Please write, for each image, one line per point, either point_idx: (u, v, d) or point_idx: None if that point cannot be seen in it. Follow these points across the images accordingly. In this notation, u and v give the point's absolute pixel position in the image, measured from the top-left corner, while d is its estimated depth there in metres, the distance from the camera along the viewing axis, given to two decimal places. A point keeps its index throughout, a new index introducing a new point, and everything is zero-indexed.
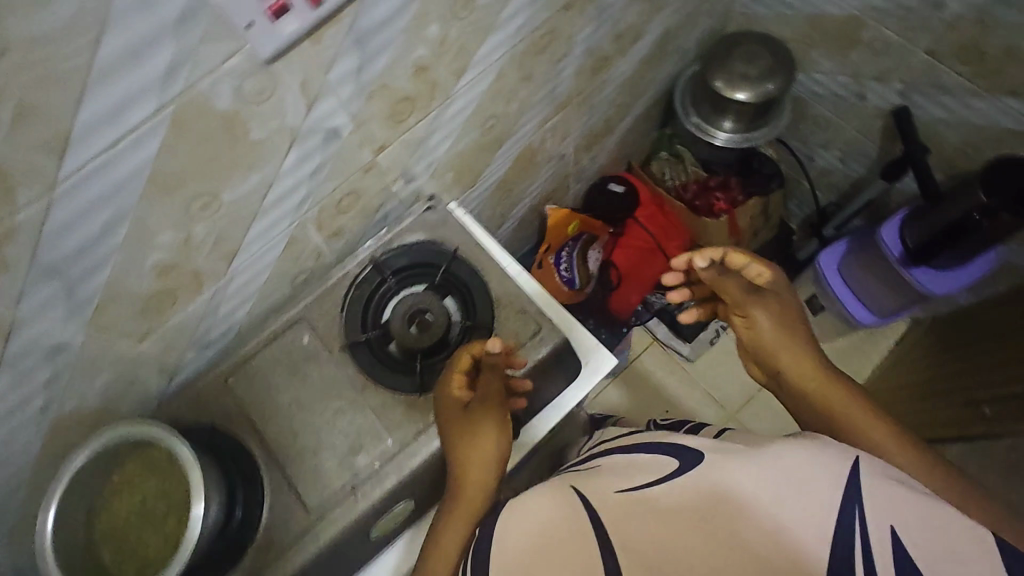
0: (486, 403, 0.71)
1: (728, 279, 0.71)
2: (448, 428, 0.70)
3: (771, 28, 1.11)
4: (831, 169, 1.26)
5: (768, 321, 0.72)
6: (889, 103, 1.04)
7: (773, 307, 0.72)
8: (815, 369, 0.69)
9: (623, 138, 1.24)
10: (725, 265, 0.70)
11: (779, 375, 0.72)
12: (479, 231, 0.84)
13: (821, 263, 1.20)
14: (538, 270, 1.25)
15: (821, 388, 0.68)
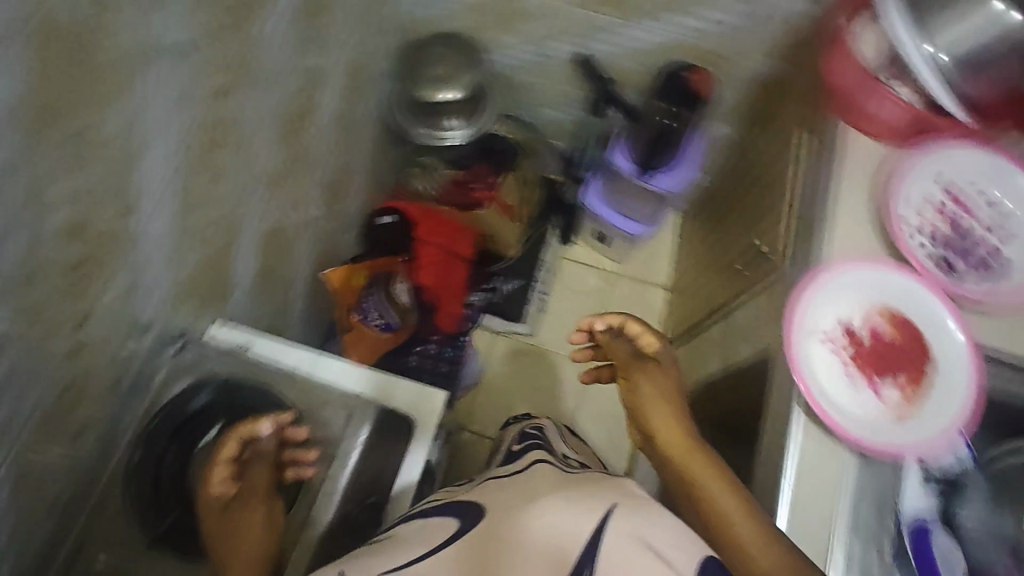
0: (251, 495, 0.67)
1: (618, 340, 0.76)
2: (206, 525, 0.65)
3: (443, 25, 1.17)
4: (558, 121, 1.37)
5: (647, 388, 0.72)
6: (566, 53, 1.15)
7: (650, 369, 0.74)
8: (678, 433, 0.67)
9: (367, 172, 1.23)
10: (620, 330, 0.76)
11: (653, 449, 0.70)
12: (254, 340, 0.82)
13: (588, 201, 1.34)
14: (349, 334, 1.22)
15: (681, 450, 0.66)
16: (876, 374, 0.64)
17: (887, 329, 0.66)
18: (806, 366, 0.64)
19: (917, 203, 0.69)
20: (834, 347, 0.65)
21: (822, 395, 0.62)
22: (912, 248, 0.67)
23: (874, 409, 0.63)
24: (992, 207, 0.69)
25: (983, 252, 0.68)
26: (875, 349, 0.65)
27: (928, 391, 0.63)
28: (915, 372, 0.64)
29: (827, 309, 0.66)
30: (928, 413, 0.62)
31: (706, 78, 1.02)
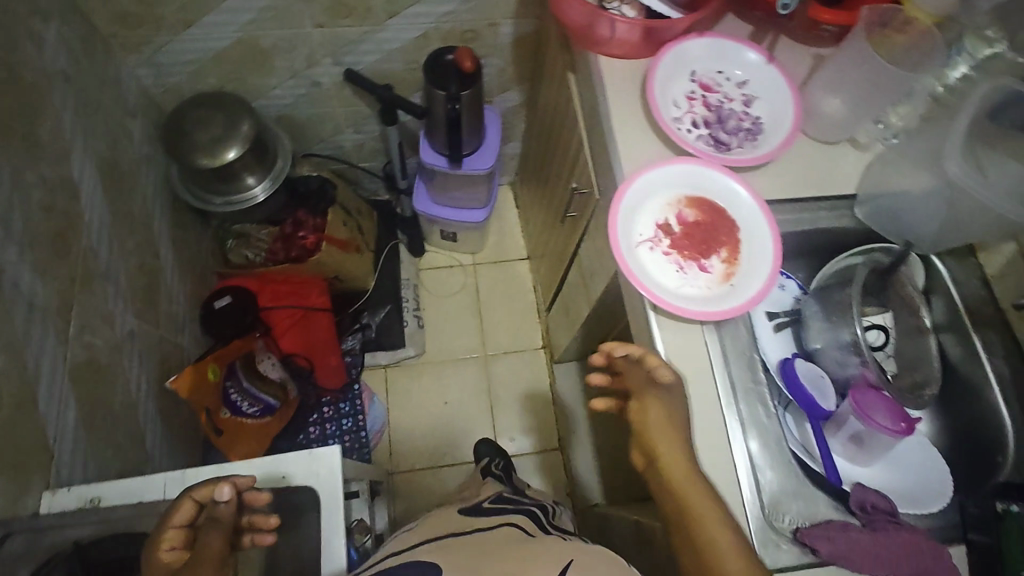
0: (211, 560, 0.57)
1: (638, 368, 0.63)
2: None
3: (196, 86, 1.09)
4: (360, 144, 1.34)
5: (656, 416, 0.61)
6: (336, 74, 1.12)
7: (655, 395, 0.62)
8: (678, 467, 0.59)
9: (176, 262, 1.12)
10: (634, 357, 0.63)
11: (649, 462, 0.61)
12: (106, 490, 0.71)
13: (420, 208, 1.34)
14: (219, 437, 1.12)
15: (673, 479, 0.59)
16: (698, 254, 0.71)
17: (692, 213, 0.72)
18: (640, 271, 0.68)
19: (672, 101, 0.77)
20: (657, 246, 0.71)
21: (662, 290, 0.67)
22: (684, 136, 0.75)
23: (706, 283, 0.69)
24: (730, 84, 0.80)
25: (737, 120, 0.77)
26: (690, 233, 0.71)
27: (740, 249, 0.70)
28: (726, 239, 0.71)
29: (639, 216, 0.71)
30: (748, 266, 0.70)
31: (467, 53, 0.98)
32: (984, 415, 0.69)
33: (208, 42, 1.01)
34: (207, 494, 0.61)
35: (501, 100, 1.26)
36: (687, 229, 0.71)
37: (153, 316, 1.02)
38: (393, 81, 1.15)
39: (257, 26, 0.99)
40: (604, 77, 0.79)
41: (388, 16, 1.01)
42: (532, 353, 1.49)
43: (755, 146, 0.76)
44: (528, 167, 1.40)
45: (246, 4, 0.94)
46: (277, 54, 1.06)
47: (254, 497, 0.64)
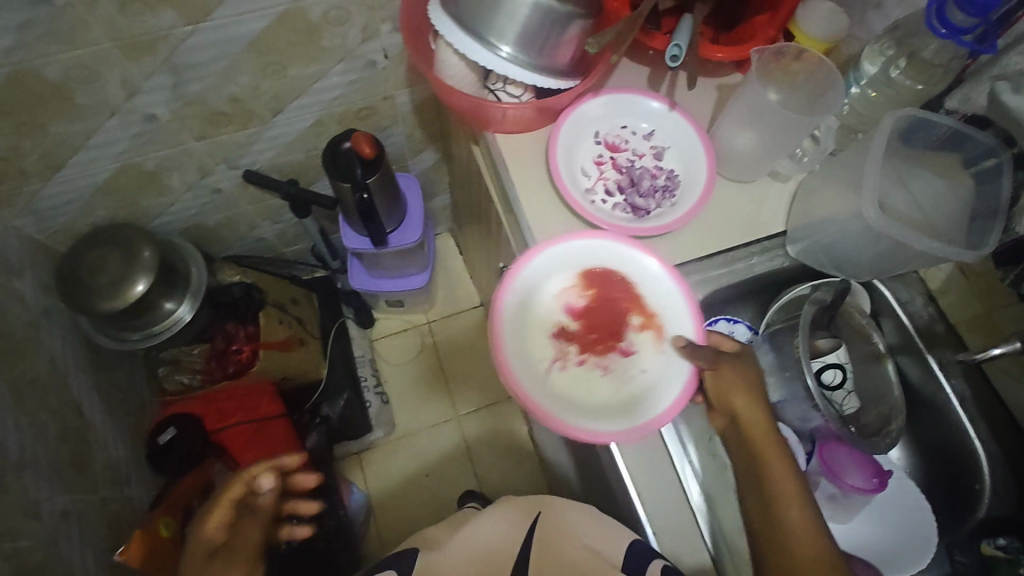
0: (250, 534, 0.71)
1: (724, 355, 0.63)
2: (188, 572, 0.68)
3: (87, 222, 1.01)
4: (281, 232, 1.27)
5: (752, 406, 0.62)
6: (236, 177, 1.05)
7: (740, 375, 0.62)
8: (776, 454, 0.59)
9: (105, 411, 1.04)
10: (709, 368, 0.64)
11: (738, 442, 0.61)
12: None
13: (358, 286, 1.26)
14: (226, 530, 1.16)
15: (766, 465, 0.59)
16: (608, 339, 0.67)
17: (579, 297, 0.68)
18: (568, 408, 0.64)
19: (580, 171, 0.73)
20: (568, 362, 0.66)
21: (597, 414, 0.63)
22: (598, 211, 0.71)
23: (634, 372, 0.66)
24: (638, 138, 0.76)
25: (651, 179, 0.74)
26: (587, 320, 0.68)
27: (647, 300, 0.68)
28: (624, 299, 0.68)
29: (534, 341, 0.67)
30: (666, 319, 0.67)
31: (365, 137, 0.92)
32: (954, 443, 0.67)
33: (86, 182, 0.92)
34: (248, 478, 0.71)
35: (418, 162, 1.21)
36: (582, 316, 0.68)
37: (88, 479, 0.94)
38: (299, 171, 1.09)
39: (134, 154, 0.91)
40: (506, 157, 0.74)
41: (274, 115, 0.94)
42: (505, 404, 1.44)
43: (674, 204, 0.72)
44: (462, 219, 1.35)
45: (115, 136, 0.86)
46: (166, 174, 0.98)
47: (299, 479, 0.78)
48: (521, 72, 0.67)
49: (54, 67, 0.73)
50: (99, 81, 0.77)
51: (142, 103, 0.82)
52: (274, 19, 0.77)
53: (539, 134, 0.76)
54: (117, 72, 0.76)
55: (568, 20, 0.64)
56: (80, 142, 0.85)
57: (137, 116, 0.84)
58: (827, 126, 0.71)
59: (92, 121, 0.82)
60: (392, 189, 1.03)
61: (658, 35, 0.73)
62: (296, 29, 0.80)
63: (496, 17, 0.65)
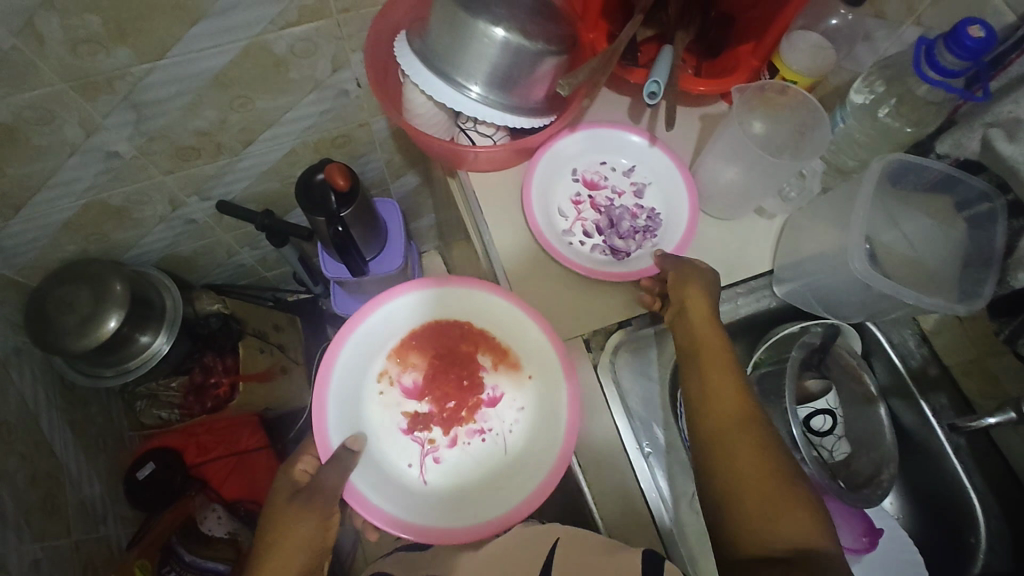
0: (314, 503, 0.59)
1: (683, 263, 0.63)
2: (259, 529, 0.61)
3: (57, 257, 0.98)
4: (262, 258, 1.25)
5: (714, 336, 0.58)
6: (210, 208, 1.02)
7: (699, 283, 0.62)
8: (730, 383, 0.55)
9: (79, 450, 1.01)
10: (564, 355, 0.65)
11: (680, 324, 0.61)
12: None
13: (342, 312, 1.24)
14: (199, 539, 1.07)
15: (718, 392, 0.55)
16: (460, 398, 0.67)
17: (409, 378, 0.67)
18: (455, 504, 0.62)
19: (555, 213, 0.70)
20: (433, 449, 0.65)
21: (491, 491, 0.62)
22: (575, 256, 0.67)
23: (502, 425, 0.65)
24: (617, 174, 0.72)
25: (630, 219, 0.70)
26: (431, 393, 0.67)
27: (492, 344, 0.67)
28: (462, 345, 0.68)
29: (390, 450, 0.64)
30: (522, 357, 0.66)
31: (339, 169, 0.87)
32: (947, 490, 0.65)
33: (52, 219, 0.89)
34: (301, 474, 0.63)
35: (399, 185, 1.18)
36: (422, 391, 0.67)
37: (60, 522, 0.92)
38: (275, 199, 1.06)
39: (100, 190, 0.88)
40: (480, 198, 0.72)
41: (245, 147, 0.91)
42: None
43: (655, 245, 0.69)
44: (447, 241, 1.32)
45: (79, 173, 0.83)
46: (136, 208, 0.95)
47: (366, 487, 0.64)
48: (490, 113, 0.64)
49: (7, 109, 0.70)
50: (57, 121, 0.74)
51: (104, 140, 0.79)
52: (237, 53, 0.74)
53: (514, 173, 0.73)
54: (74, 110, 0.73)
55: (538, 60, 0.62)
56: (42, 181, 0.82)
57: (100, 153, 0.81)
58: (811, 169, 0.69)
59: (52, 159, 0.79)
60: (371, 219, 1.00)
61: (635, 68, 0.70)
62: (262, 63, 0.77)
63: (464, 57, 0.62)
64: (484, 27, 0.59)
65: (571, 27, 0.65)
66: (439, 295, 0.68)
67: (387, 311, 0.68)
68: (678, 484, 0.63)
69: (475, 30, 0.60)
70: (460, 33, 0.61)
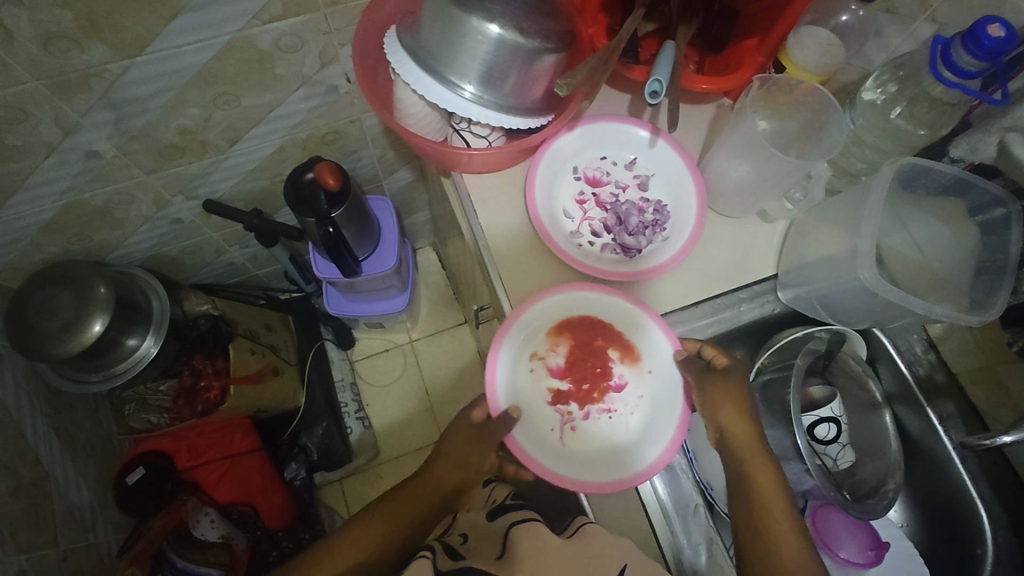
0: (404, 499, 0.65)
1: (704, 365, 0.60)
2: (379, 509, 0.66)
3: (38, 259, 0.95)
4: (252, 256, 1.22)
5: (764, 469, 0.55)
6: (196, 207, 0.99)
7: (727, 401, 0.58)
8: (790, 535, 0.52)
9: (65, 455, 0.99)
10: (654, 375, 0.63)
11: (727, 458, 0.57)
12: None
13: (335, 311, 1.21)
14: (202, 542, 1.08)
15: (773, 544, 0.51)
16: (598, 381, 0.62)
17: (556, 354, 0.62)
18: (597, 465, 0.58)
19: (560, 213, 0.68)
20: (571, 420, 0.61)
21: (627, 459, 0.58)
22: (582, 257, 0.65)
23: (634, 408, 0.61)
24: (619, 168, 0.70)
25: (638, 214, 0.68)
26: (573, 372, 0.62)
27: (626, 334, 0.63)
28: (601, 334, 0.63)
29: (531, 417, 0.60)
30: (648, 347, 0.62)
31: (329, 168, 0.85)
32: (951, 497, 0.64)
33: (32, 221, 0.87)
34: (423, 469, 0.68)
35: (392, 182, 1.15)
36: (566, 369, 0.62)
37: (46, 532, 0.90)
38: (264, 197, 1.03)
39: (80, 190, 0.85)
40: (474, 201, 0.69)
41: (231, 146, 0.88)
42: None
43: (665, 241, 0.67)
44: (442, 238, 1.30)
45: (57, 174, 0.80)
46: (119, 208, 0.92)
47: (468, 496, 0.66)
48: (484, 113, 0.62)
49: None
50: (31, 121, 0.71)
51: (82, 140, 0.76)
52: (220, 49, 0.71)
53: (511, 172, 0.70)
54: (49, 109, 0.70)
55: (534, 58, 0.59)
56: (18, 182, 0.79)
57: (79, 153, 0.78)
58: (818, 173, 0.65)
59: (28, 160, 0.76)
60: (362, 218, 0.97)
61: (637, 65, 0.67)
62: (246, 59, 0.74)
63: (456, 55, 0.59)
64: (476, 24, 0.57)
65: (569, 22, 0.62)
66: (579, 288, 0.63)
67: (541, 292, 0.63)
68: (682, 484, 0.61)
69: (467, 26, 0.57)
70: (453, 31, 0.58)
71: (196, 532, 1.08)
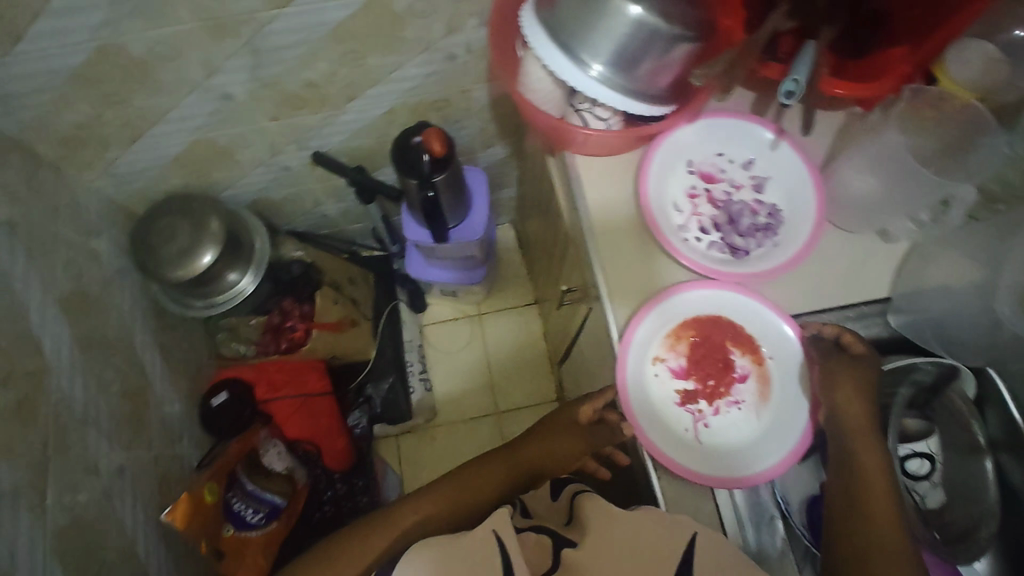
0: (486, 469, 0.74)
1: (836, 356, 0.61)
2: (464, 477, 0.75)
3: (163, 188, 1.03)
4: (345, 210, 1.27)
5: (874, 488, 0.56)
6: (306, 157, 1.04)
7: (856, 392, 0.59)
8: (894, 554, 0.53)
9: (165, 369, 1.08)
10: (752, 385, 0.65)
11: (838, 434, 0.59)
12: None
13: (415, 274, 1.25)
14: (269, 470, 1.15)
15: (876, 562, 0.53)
16: (722, 375, 0.63)
17: (678, 354, 0.63)
18: (736, 462, 0.59)
19: (671, 206, 0.67)
20: (703, 417, 0.62)
21: (759, 453, 0.60)
22: (688, 251, 0.64)
23: (755, 398, 0.62)
24: (735, 167, 0.68)
25: (750, 216, 0.67)
26: (697, 370, 0.63)
27: (750, 331, 0.63)
28: (721, 331, 0.63)
29: (663, 417, 0.61)
30: (773, 342, 0.63)
31: (437, 134, 0.88)
32: None
33: (164, 152, 0.94)
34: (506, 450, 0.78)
35: (488, 155, 1.17)
36: (689, 368, 0.63)
37: (143, 435, 0.99)
38: (367, 155, 1.07)
39: (209, 129, 0.91)
40: (583, 182, 0.69)
41: (348, 102, 0.92)
42: (546, 408, 1.42)
43: (775, 246, 0.65)
44: (525, 216, 1.31)
45: (194, 111, 0.86)
46: (239, 150, 0.98)
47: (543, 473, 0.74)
48: (609, 94, 0.62)
49: (140, 44, 0.73)
50: (181, 59, 0.76)
51: (221, 82, 0.82)
52: (357, 8, 0.74)
53: (623, 158, 0.69)
54: (198, 50, 0.75)
55: (671, 45, 0.58)
56: (159, 114, 0.85)
57: (215, 94, 0.84)
58: (960, 198, 0.60)
59: (172, 95, 0.82)
60: (459, 186, 0.99)
61: (773, 63, 0.66)
62: (379, 19, 0.76)
63: (592, 34, 0.59)
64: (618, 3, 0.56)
65: (711, 11, 0.61)
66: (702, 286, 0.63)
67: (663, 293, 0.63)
68: (759, 493, 0.59)
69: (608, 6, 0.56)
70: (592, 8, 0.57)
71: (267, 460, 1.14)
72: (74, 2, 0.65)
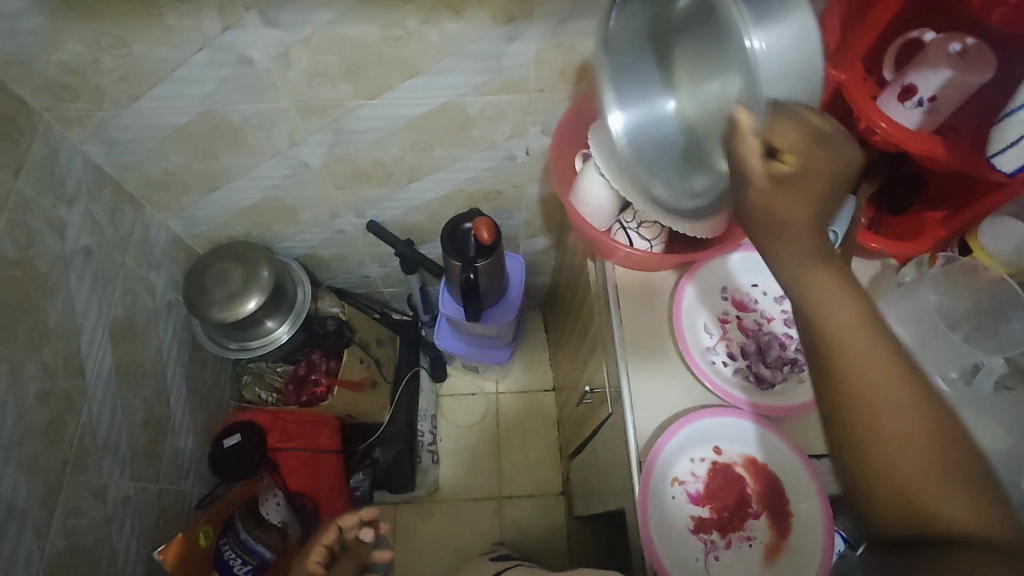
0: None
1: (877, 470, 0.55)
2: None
3: (226, 233, 1.11)
4: (386, 275, 1.33)
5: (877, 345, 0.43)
6: (361, 224, 1.11)
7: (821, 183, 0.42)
8: (921, 420, 0.41)
9: (188, 403, 1.12)
10: (728, 520, 0.62)
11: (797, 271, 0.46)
12: None
13: (441, 345, 1.27)
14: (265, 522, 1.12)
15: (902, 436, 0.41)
16: (737, 508, 0.62)
17: (697, 483, 0.63)
18: None
19: (706, 320, 0.70)
20: (714, 548, 0.61)
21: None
22: (710, 370, 0.66)
23: (767, 536, 0.61)
24: (769, 300, 0.71)
25: (779, 348, 0.68)
26: (712, 500, 0.63)
27: (775, 471, 0.63)
28: (738, 466, 0.63)
29: (676, 544, 0.61)
30: (790, 479, 0.61)
31: (487, 223, 0.93)
32: None
33: (236, 203, 1.02)
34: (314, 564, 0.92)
35: (529, 243, 1.22)
36: (706, 499, 0.63)
37: (155, 466, 1.00)
38: (417, 229, 1.13)
39: (280, 189, 0.99)
40: (616, 292, 0.73)
41: (408, 183, 1.00)
42: (551, 500, 1.38)
43: (802, 382, 0.66)
44: (556, 306, 1.34)
45: (269, 173, 0.94)
46: (301, 209, 1.05)
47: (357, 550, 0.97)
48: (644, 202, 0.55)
49: (238, 114, 0.81)
50: (271, 129, 0.85)
51: (301, 153, 0.90)
52: (435, 107, 0.82)
53: (662, 278, 0.73)
54: (288, 124, 0.84)
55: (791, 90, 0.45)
56: (241, 171, 0.94)
57: (294, 162, 0.92)
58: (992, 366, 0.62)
59: (255, 158, 0.91)
60: (500, 269, 1.02)
61: None
62: (452, 118, 0.84)
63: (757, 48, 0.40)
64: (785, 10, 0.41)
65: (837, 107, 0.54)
66: (731, 426, 0.64)
67: (685, 432, 0.64)
68: None
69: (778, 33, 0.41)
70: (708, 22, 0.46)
71: (264, 511, 1.13)
72: (194, 76, 0.74)
